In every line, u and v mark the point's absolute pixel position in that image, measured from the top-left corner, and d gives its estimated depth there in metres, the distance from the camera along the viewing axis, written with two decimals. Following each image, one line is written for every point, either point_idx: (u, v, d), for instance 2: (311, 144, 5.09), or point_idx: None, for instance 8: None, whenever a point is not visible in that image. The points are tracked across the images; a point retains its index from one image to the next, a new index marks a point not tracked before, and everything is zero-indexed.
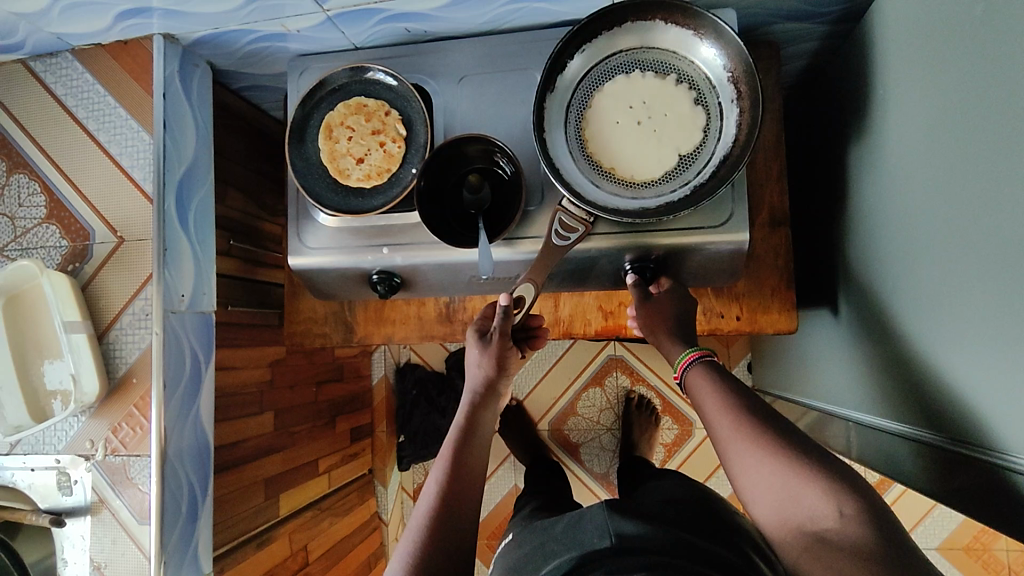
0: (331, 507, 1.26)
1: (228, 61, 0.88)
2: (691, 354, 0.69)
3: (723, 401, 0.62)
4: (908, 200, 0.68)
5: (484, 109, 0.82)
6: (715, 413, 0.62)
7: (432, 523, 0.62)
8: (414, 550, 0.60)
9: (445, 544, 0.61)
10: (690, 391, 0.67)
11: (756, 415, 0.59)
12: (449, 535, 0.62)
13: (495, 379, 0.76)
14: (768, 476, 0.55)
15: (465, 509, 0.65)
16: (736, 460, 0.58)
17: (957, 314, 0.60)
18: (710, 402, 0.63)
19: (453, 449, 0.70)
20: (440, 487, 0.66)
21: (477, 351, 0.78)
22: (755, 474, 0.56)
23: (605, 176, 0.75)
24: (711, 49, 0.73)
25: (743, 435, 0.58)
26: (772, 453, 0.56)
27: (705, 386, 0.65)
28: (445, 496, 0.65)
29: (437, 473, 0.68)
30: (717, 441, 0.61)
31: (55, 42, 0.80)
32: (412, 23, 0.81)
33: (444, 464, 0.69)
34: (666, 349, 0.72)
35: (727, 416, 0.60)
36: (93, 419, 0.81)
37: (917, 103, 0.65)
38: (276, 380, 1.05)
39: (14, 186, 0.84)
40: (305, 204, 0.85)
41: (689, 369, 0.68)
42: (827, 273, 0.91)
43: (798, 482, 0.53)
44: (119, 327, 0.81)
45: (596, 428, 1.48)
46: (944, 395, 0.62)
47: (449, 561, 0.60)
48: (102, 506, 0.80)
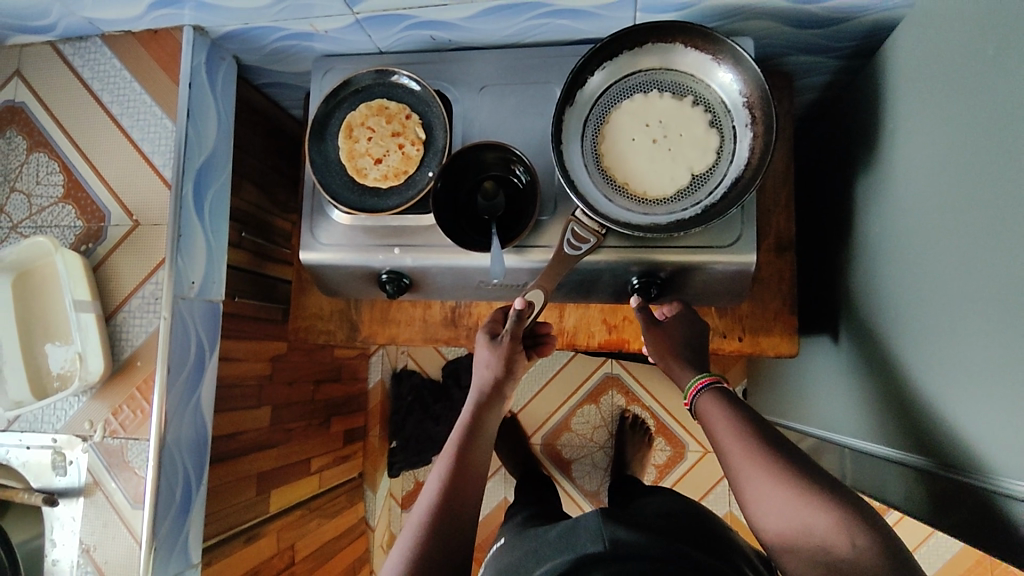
0: (321, 508, 1.26)
1: (255, 57, 0.90)
2: (703, 380, 0.69)
3: (735, 427, 0.62)
4: (912, 230, 0.70)
5: (502, 119, 0.84)
6: (727, 438, 0.62)
7: (431, 524, 0.63)
8: (411, 550, 0.61)
9: (441, 545, 0.62)
10: (701, 415, 0.67)
11: (770, 441, 0.60)
12: (446, 534, 0.63)
13: (504, 380, 0.77)
14: (779, 505, 0.56)
15: (464, 511, 0.65)
16: (748, 487, 0.59)
17: (956, 341, 0.61)
18: (722, 424, 0.64)
19: (455, 449, 0.70)
20: (441, 486, 0.66)
21: (486, 352, 0.78)
22: (765, 501, 0.57)
23: (618, 190, 0.77)
24: (730, 74, 0.74)
25: (754, 460, 0.59)
26: (781, 478, 0.57)
27: (716, 412, 0.65)
28: (447, 497, 0.66)
29: (439, 472, 0.68)
30: (727, 464, 0.62)
31: (87, 26, 0.83)
32: (437, 31, 0.83)
33: (446, 463, 0.69)
34: (676, 374, 0.74)
35: (738, 440, 0.61)
36: (93, 400, 0.80)
37: (926, 137, 0.67)
38: (275, 375, 1.07)
39: (32, 165, 0.85)
40: (320, 201, 0.87)
41: (700, 394, 0.68)
42: (828, 302, 0.93)
43: (806, 508, 0.55)
44: (127, 310, 0.80)
45: (589, 444, 1.49)
46: (937, 421, 0.63)
47: (444, 562, 0.61)
48: (97, 488, 0.79)
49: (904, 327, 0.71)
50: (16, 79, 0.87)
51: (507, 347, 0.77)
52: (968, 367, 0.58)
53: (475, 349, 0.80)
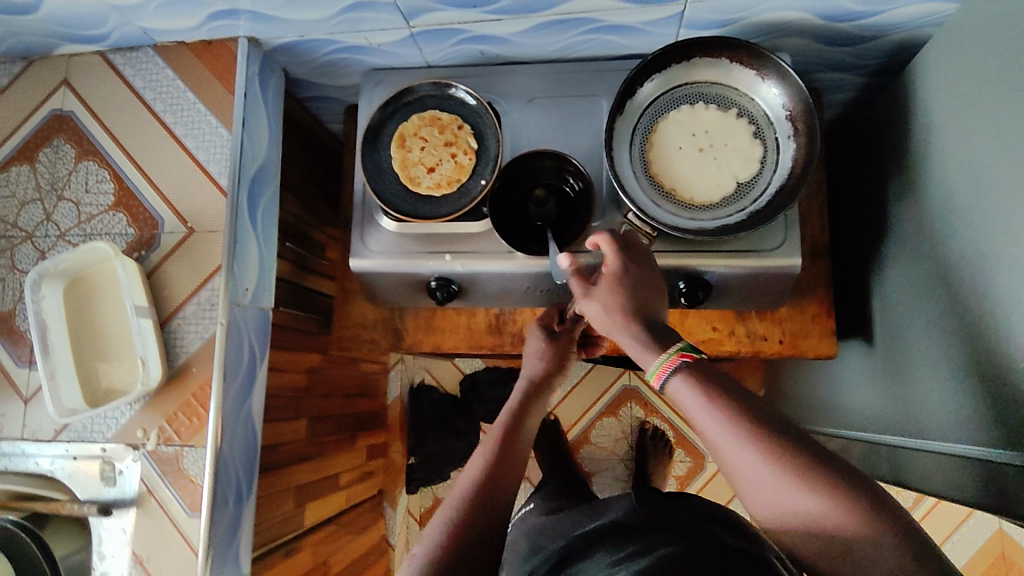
0: (348, 523, 1.25)
1: (304, 69, 0.92)
2: (672, 360, 0.60)
3: (723, 411, 0.55)
4: (954, 235, 0.74)
5: (550, 130, 0.87)
6: (711, 424, 0.55)
7: (478, 484, 0.66)
8: (458, 510, 0.63)
9: (486, 505, 0.64)
10: (670, 393, 0.60)
11: (771, 429, 0.53)
12: (493, 499, 0.65)
13: (554, 371, 0.83)
14: (788, 500, 0.52)
15: (509, 477, 0.68)
16: (745, 477, 0.54)
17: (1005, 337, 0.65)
18: (717, 422, 0.55)
19: (506, 426, 0.74)
20: (490, 453, 0.70)
21: (542, 342, 0.84)
22: (770, 493, 0.52)
23: (665, 197, 0.80)
24: (774, 88, 0.78)
25: (754, 451, 0.53)
26: (785, 476, 0.51)
27: (691, 391, 0.58)
28: (496, 462, 0.68)
29: (489, 442, 0.71)
30: (712, 451, 0.56)
31: (140, 36, 0.84)
32: (487, 45, 0.86)
33: (496, 435, 0.73)
34: (640, 356, 0.64)
35: (725, 436, 0.54)
36: (146, 409, 0.79)
37: (963, 146, 0.71)
38: (311, 387, 1.07)
39: (81, 174, 0.85)
40: (370, 210, 0.88)
41: (671, 380, 0.59)
42: (861, 308, 0.98)
43: (820, 509, 0.50)
44: (181, 317, 0.80)
45: (610, 457, 1.51)
46: (993, 411, 0.67)
47: (490, 524, 0.63)
48: (150, 497, 0.78)
49: (949, 327, 0.75)
50: (64, 88, 0.87)
51: (563, 342, 0.84)
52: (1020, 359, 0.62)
53: (528, 338, 0.86)
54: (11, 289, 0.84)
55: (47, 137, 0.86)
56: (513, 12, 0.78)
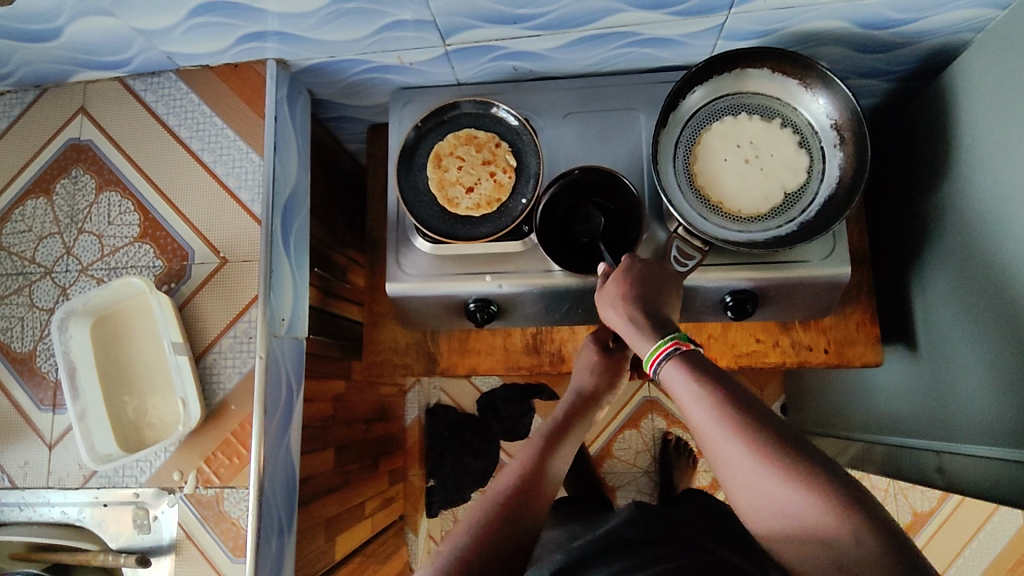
0: (374, 555, 1.21)
1: (330, 90, 0.90)
2: (666, 347, 0.63)
3: (706, 394, 0.57)
4: (1009, 241, 0.73)
5: (588, 145, 0.85)
6: (696, 405, 0.57)
7: (513, 486, 0.64)
8: (497, 501, 0.62)
9: (519, 509, 0.61)
10: (665, 381, 0.62)
11: (745, 409, 0.55)
12: (534, 497, 0.63)
13: (604, 389, 0.80)
14: (759, 481, 0.51)
15: (546, 486, 0.65)
16: (723, 458, 0.54)
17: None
18: (694, 399, 0.57)
19: (546, 435, 0.72)
20: (529, 460, 0.67)
21: (593, 357, 0.81)
22: (743, 475, 0.52)
23: (713, 210, 0.79)
24: (818, 99, 0.78)
25: (730, 432, 0.54)
26: (754, 452, 0.52)
27: (680, 375, 0.60)
28: (534, 469, 0.66)
29: (529, 450, 0.69)
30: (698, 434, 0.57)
31: (164, 61, 0.81)
32: (522, 62, 0.84)
33: (536, 443, 0.70)
34: (636, 343, 0.67)
35: (700, 409, 0.56)
36: (182, 450, 0.75)
37: (1016, 152, 0.71)
38: (337, 415, 1.03)
39: (103, 205, 0.81)
40: (405, 231, 0.86)
41: (666, 365, 0.62)
42: (904, 314, 0.97)
43: (787, 490, 0.50)
44: (217, 351, 0.76)
45: (632, 471, 1.48)
46: None
47: (526, 522, 0.61)
48: (189, 543, 0.74)
49: (1007, 333, 0.75)
50: (81, 115, 0.84)
51: (613, 358, 0.81)
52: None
53: (580, 351, 0.84)
54: (31, 328, 0.79)
55: (65, 168, 0.83)
56: (553, 27, 0.76)
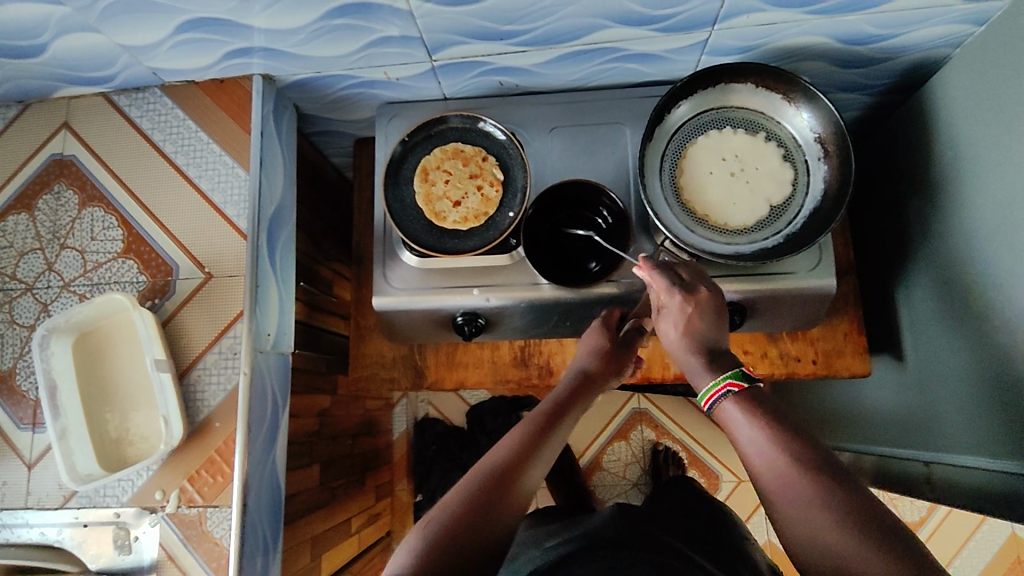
0: (359, 573, 1.19)
1: (316, 105, 0.90)
2: (720, 386, 0.63)
3: (768, 436, 0.57)
4: (993, 252, 0.74)
5: (573, 159, 0.86)
6: (757, 446, 0.57)
7: (496, 470, 0.61)
8: (481, 479, 0.60)
9: (498, 491, 0.59)
10: (723, 421, 0.62)
11: (818, 466, 0.54)
12: (516, 481, 0.61)
13: (604, 376, 0.76)
14: (820, 530, 0.51)
15: (530, 472, 0.63)
16: (779, 499, 0.54)
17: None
18: (765, 448, 0.56)
19: (539, 419, 0.68)
20: (516, 445, 0.64)
21: (597, 341, 0.78)
22: (800, 519, 0.52)
23: (699, 222, 0.79)
24: (802, 113, 0.78)
25: (794, 475, 0.54)
26: (824, 505, 0.51)
27: (739, 417, 0.60)
28: (520, 454, 0.63)
29: (518, 434, 0.66)
30: (754, 474, 0.57)
31: (149, 76, 0.81)
32: (508, 77, 0.85)
33: (527, 428, 0.67)
34: (696, 379, 0.67)
35: (766, 456, 0.56)
36: (165, 468, 0.74)
37: (997, 165, 0.72)
38: (322, 430, 1.02)
39: (86, 221, 0.81)
40: (392, 245, 0.86)
41: (721, 403, 0.62)
42: (887, 325, 0.98)
43: (857, 551, 0.48)
44: (201, 368, 0.75)
45: (622, 484, 1.48)
46: None
47: (507, 505, 0.59)
48: (172, 564, 0.73)
49: (989, 343, 0.75)
50: (64, 130, 0.83)
51: (615, 345, 0.78)
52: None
53: (586, 334, 0.81)
54: (11, 345, 0.78)
55: (47, 183, 0.82)
56: (539, 43, 0.77)
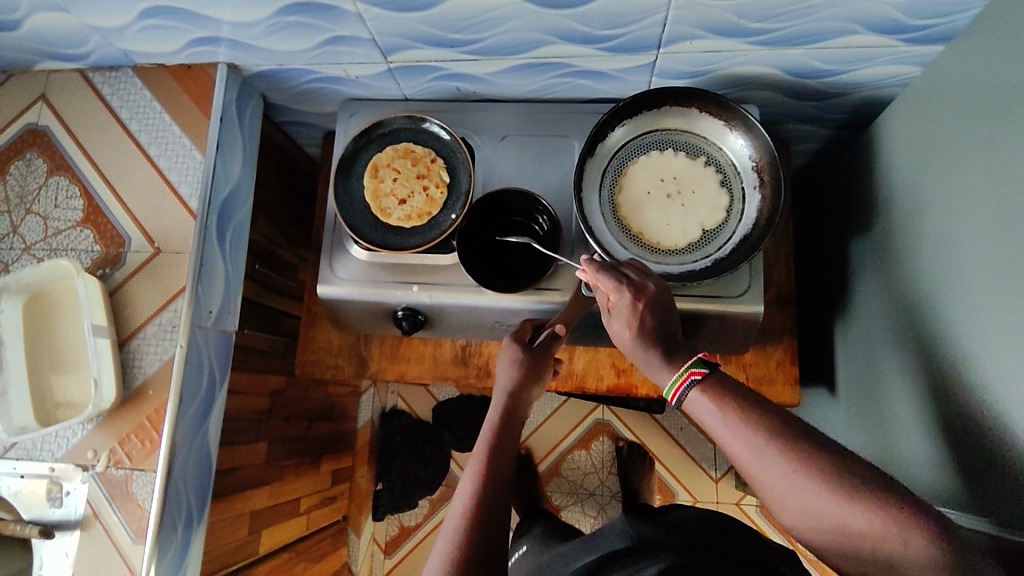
0: (305, 551, 1.22)
1: (282, 96, 0.93)
2: (685, 376, 0.60)
3: (746, 423, 0.54)
4: (924, 293, 0.75)
5: (522, 168, 0.88)
6: (735, 435, 0.55)
7: (470, 532, 0.62)
8: (458, 545, 0.61)
9: (478, 553, 0.61)
10: (695, 413, 0.59)
11: (798, 439, 0.52)
12: (488, 532, 0.62)
13: (533, 383, 0.77)
14: (820, 509, 0.50)
15: (498, 516, 0.64)
16: (772, 485, 0.52)
17: (975, 397, 0.65)
18: (743, 437, 0.54)
19: (488, 448, 0.70)
20: (475, 488, 0.65)
21: (513, 355, 0.78)
22: (800, 500, 0.51)
23: (632, 239, 0.81)
24: (740, 140, 0.80)
25: (780, 457, 0.52)
26: (805, 475, 0.51)
27: (711, 408, 0.57)
28: (483, 500, 0.64)
29: (473, 474, 0.67)
30: (738, 461, 0.55)
31: (120, 57, 0.84)
32: (464, 83, 0.88)
33: (479, 464, 0.68)
34: (656, 374, 0.65)
35: (739, 439, 0.54)
36: (99, 429, 0.78)
37: (929, 205, 0.73)
38: (274, 410, 1.04)
39: (51, 189, 0.85)
40: (340, 237, 0.89)
41: (688, 393, 0.59)
42: (831, 355, 0.99)
43: (849, 510, 0.49)
44: (141, 337, 0.79)
45: (578, 491, 1.50)
46: (960, 467, 0.67)
47: (491, 562, 0.61)
48: (95, 521, 0.77)
49: (915, 383, 0.76)
50: (40, 102, 0.88)
51: (535, 355, 0.78)
52: (989, 423, 0.62)
53: (500, 353, 0.80)
54: None
55: (20, 150, 0.86)
56: (489, 54, 0.79)
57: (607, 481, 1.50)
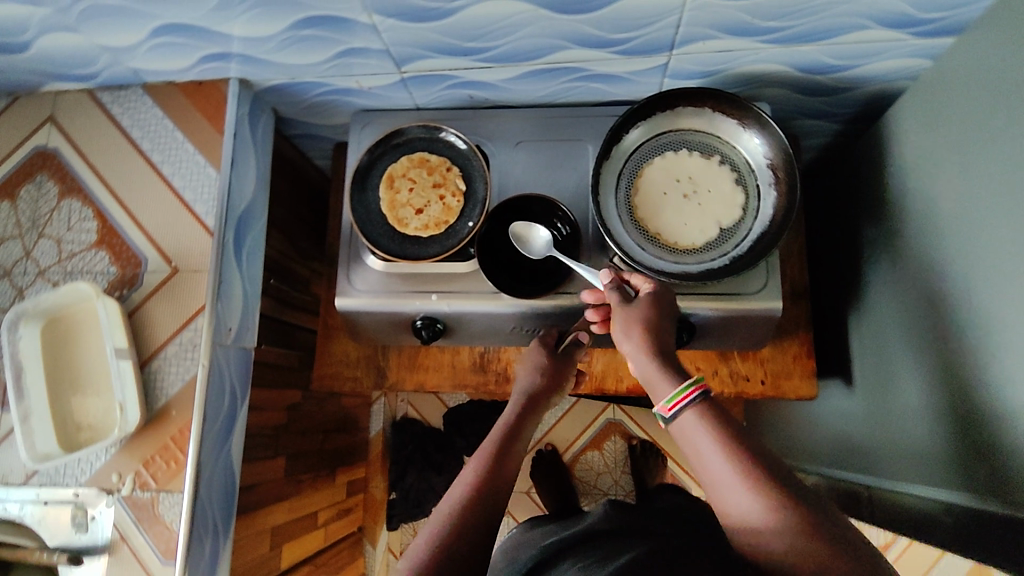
0: (324, 564, 1.21)
1: (292, 109, 0.93)
2: (691, 390, 0.61)
3: (727, 455, 0.56)
4: (936, 283, 0.75)
5: (537, 173, 0.88)
6: (714, 463, 0.57)
7: (471, 492, 0.64)
8: (459, 503, 0.63)
9: (479, 512, 0.62)
10: (681, 433, 0.61)
11: (772, 478, 0.54)
12: (491, 500, 0.64)
13: (551, 391, 0.81)
14: (771, 547, 0.52)
15: (503, 493, 0.65)
16: (735, 518, 0.55)
17: (995, 385, 0.65)
18: (723, 467, 0.56)
19: (501, 436, 0.72)
20: (483, 462, 0.68)
21: (539, 357, 0.83)
22: (757, 536, 0.53)
23: (650, 240, 0.81)
24: (755, 138, 0.81)
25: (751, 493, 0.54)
26: (769, 512, 0.53)
27: (698, 431, 0.59)
28: (490, 471, 0.66)
29: (483, 453, 0.69)
30: (711, 487, 0.57)
31: (130, 76, 0.84)
32: (476, 90, 0.87)
33: (490, 446, 0.70)
34: (655, 386, 0.65)
35: (719, 469, 0.56)
36: (122, 452, 0.77)
37: (941, 197, 0.74)
38: (291, 424, 1.04)
39: (64, 212, 0.84)
40: (357, 248, 0.88)
41: (683, 412, 0.61)
42: (847, 347, 0.99)
43: (796, 553, 0.51)
44: (162, 357, 0.79)
45: (594, 492, 1.49)
46: (979, 453, 0.68)
47: (490, 528, 0.62)
48: (123, 544, 0.76)
49: (931, 374, 0.77)
50: (49, 124, 0.87)
51: (558, 361, 0.83)
52: (1011, 409, 0.62)
53: (528, 352, 0.85)
54: None
55: (31, 174, 0.86)
56: (503, 60, 0.79)
57: (620, 481, 1.49)
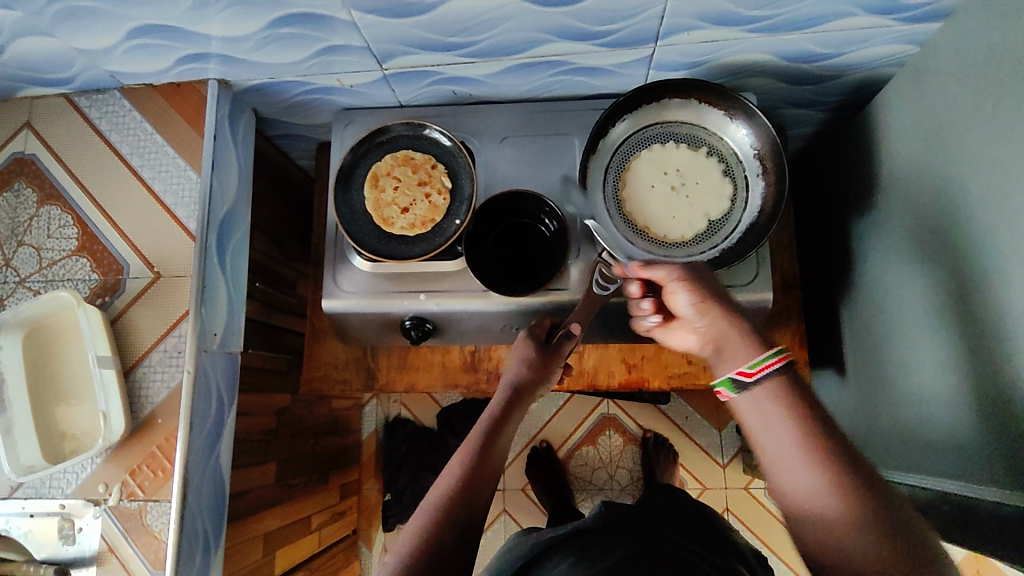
0: (319, 569, 1.20)
1: (274, 109, 0.92)
2: (772, 361, 0.59)
3: (802, 433, 0.55)
4: (924, 271, 0.75)
5: (523, 168, 0.87)
6: (786, 437, 0.55)
7: (448, 504, 0.63)
8: (435, 514, 0.62)
9: (455, 525, 0.61)
10: (745, 408, 0.60)
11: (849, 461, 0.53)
12: (467, 509, 0.62)
13: (538, 384, 0.77)
14: (832, 525, 0.51)
15: (480, 499, 0.64)
16: (799, 494, 0.53)
17: (983, 371, 0.65)
18: (792, 443, 0.55)
19: (478, 437, 0.70)
20: (461, 469, 0.66)
21: (526, 350, 0.78)
22: (817, 514, 0.52)
23: (639, 234, 0.80)
24: (742, 128, 0.80)
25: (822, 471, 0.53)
26: (837, 491, 0.52)
27: (768, 405, 0.58)
28: (467, 479, 0.65)
29: (461, 458, 0.68)
30: (772, 462, 0.56)
31: (107, 79, 0.83)
32: (460, 86, 0.87)
33: (468, 450, 0.68)
34: (737, 350, 0.63)
35: (785, 446, 0.55)
36: (109, 462, 0.76)
37: (927, 184, 0.74)
38: (281, 428, 1.02)
39: (42, 219, 0.83)
40: (343, 250, 0.87)
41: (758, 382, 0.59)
42: (839, 337, 0.99)
43: (856, 533, 0.50)
44: (147, 365, 0.77)
45: (589, 487, 1.48)
46: (971, 440, 0.67)
47: (468, 538, 0.61)
48: (111, 555, 0.75)
49: (922, 362, 0.76)
50: (26, 130, 0.85)
51: (549, 353, 0.78)
52: (1001, 395, 0.62)
53: (515, 344, 0.81)
54: None
55: (8, 181, 0.84)
56: (485, 55, 0.78)
57: (615, 476, 1.48)
